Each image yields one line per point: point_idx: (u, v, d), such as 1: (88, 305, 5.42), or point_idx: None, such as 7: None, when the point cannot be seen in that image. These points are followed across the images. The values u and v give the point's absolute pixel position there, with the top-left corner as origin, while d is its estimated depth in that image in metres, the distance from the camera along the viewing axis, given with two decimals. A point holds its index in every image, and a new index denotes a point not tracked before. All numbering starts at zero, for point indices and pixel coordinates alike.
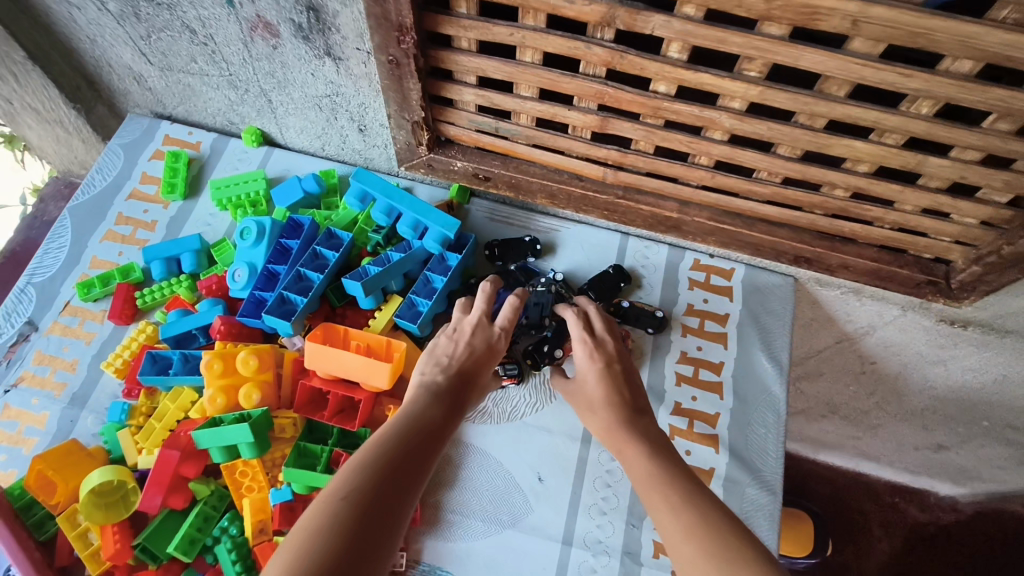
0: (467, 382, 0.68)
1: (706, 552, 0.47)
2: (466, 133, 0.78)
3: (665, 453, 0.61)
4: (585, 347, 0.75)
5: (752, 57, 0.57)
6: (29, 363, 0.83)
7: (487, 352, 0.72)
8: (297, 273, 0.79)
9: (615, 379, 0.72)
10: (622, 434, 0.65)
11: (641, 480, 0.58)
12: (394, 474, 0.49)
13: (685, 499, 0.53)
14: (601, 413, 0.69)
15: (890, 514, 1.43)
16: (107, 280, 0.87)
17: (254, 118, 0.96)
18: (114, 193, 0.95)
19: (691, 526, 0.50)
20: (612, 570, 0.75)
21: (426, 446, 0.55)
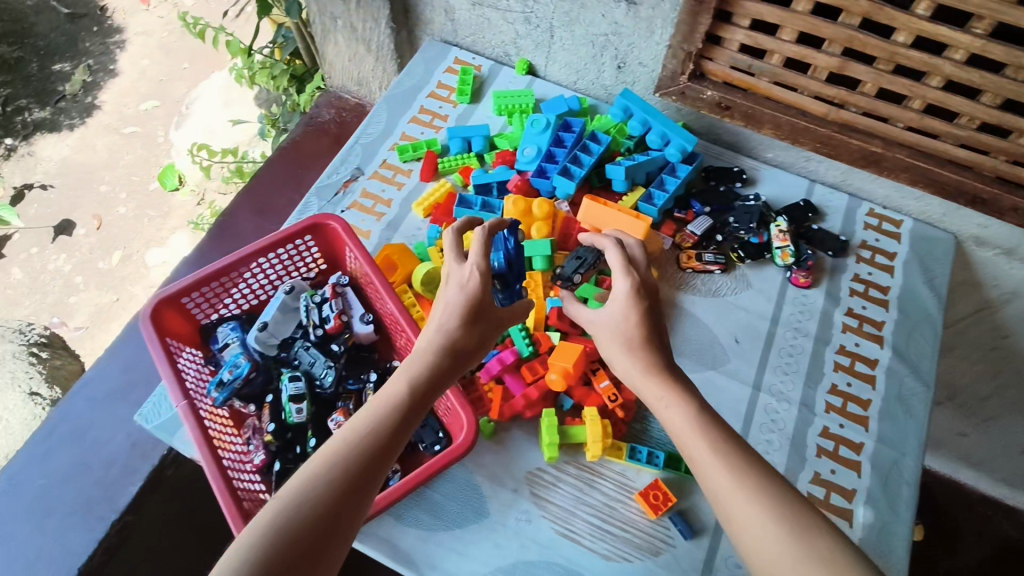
0: (459, 358, 0.74)
1: (773, 513, 0.59)
2: (721, 69, 1.02)
3: (711, 418, 0.70)
4: (628, 281, 0.79)
5: (984, 16, 0.80)
6: (358, 196, 1.12)
7: (469, 318, 0.75)
8: (574, 155, 1.06)
9: (645, 310, 0.79)
10: (664, 390, 0.73)
11: (690, 449, 0.67)
12: (347, 474, 0.60)
13: (741, 461, 0.64)
14: (639, 351, 0.76)
15: (985, 524, 1.54)
16: (417, 148, 1.15)
17: (529, 51, 1.24)
18: (417, 91, 1.24)
19: (752, 487, 0.62)
20: (791, 414, 0.96)
21: (387, 435, 0.64)
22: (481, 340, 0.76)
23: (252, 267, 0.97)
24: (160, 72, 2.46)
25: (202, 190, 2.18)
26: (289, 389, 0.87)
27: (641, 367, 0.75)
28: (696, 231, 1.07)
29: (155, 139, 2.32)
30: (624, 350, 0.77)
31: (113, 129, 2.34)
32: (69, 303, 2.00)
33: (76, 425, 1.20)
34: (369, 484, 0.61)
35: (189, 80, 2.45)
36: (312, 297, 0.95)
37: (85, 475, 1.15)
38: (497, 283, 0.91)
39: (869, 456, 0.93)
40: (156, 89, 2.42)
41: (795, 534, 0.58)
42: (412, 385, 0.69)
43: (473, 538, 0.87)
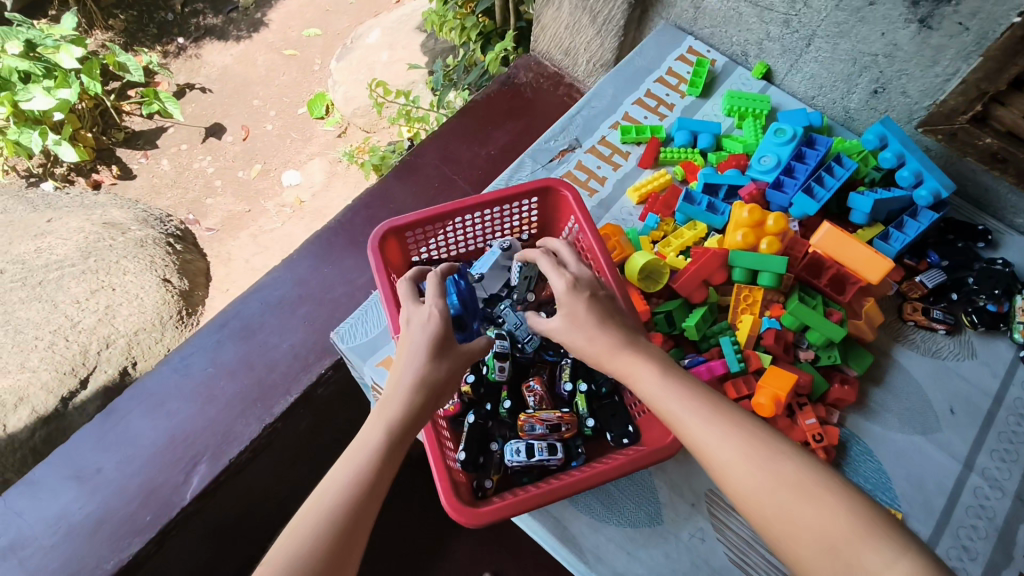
0: (434, 397, 0.68)
1: (750, 450, 0.60)
2: (1011, 119, 0.92)
3: (674, 372, 0.67)
4: (564, 278, 0.75)
5: None
6: (573, 166, 1.09)
7: (437, 353, 0.70)
8: (819, 175, 0.99)
9: (593, 297, 0.74)
10: (637, 353, 0.69)
11: (664, 411, 0.65)
12: (329, 546, 0.55)
13: (707, 404, 0.64)
14: (601, 339, 0.71)
15: None
16: (641, 131, 1.11)
17: (773, 56, 1.17)
18: (646, 74, 1.20)
19: (724, 430, 0.61)
20: (1004, 505, 0.87)
21: (375, 484, 0.60)
22: (451, 376, 0.70)
23: (461, 221, 0.95)
24: (329, 3, 2.54)
25: (345, 122, 2.22)
26: (494, 345, 0.85)
27: (605, 347, 0.70)
28: (927, 283, 0.99)
29: (310, 66, 2.39)
30: (585, 329, 0.72)
31: (281, 53, 2.42)
32: (206, 204, 2.06)
33: (246, 323, 1.22)
34: (353, 546, 0.57)
35: (353, 16, 2.51)
36: (527, 259, 0.91)
37: (248, 372, 1.17)
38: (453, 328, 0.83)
39: None
40: (320, 18, 2.51)
41: (773, 470, 0.58)
42: (388, 429, 0.64)
43: (644, 541, 0.83)
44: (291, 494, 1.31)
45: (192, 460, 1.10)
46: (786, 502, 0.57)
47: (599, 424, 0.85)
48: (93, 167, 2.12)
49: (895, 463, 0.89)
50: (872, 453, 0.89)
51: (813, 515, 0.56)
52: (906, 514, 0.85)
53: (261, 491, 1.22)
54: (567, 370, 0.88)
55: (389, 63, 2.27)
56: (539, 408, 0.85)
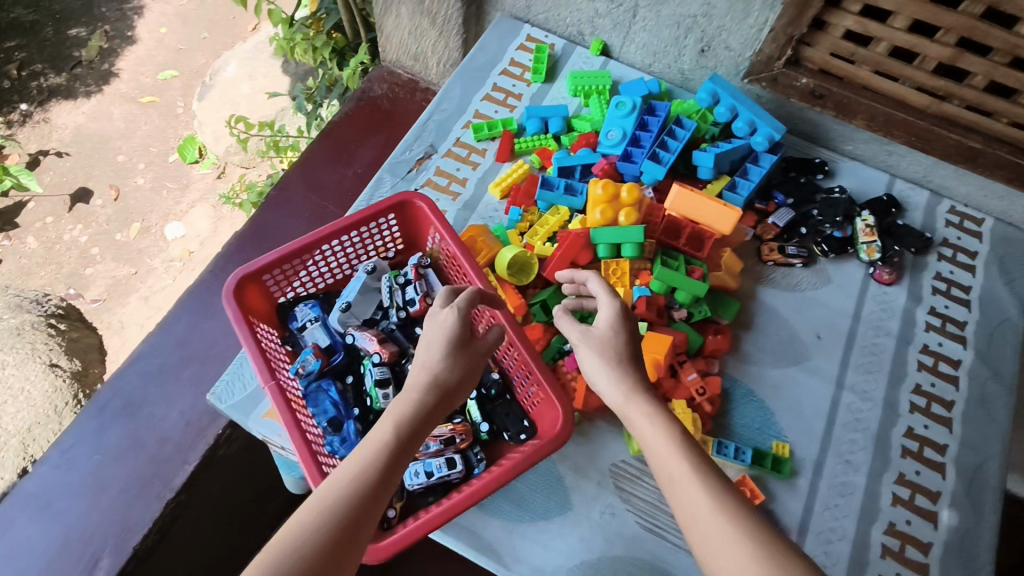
0: (448, 395, 0.66)
1: (741, 536, 0.57)
2: (819, 56, 0.99)
3: (693, 443, 0.65)
4: (615, 304, 0.75)
5: None
6: (433, 173, 1.08)
7: (455, 348, 0.69)
8: (662, 139, 1.03)
9: (633, 333, 0.75)
10: (653, 406, 0.69)
11: (666, 471, 0.63)
12: (330, 539, 0.53)
13: (717, 480, 0.61)
14: (624, 369, 0.72)
15: None
16: (493, 127, 1.12)
17: (606, 31, 1.21)
18: (490, 68, 1.20)
19: (730, 508, 0.59)
20: (875, 414, 0.95)
21: (374, 492, 0.57)
22: (464, 375, 0.68)
23: (319, 253, 0.92)
24: (179, 41, 2.38)
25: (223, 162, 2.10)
26: (374, 373, 0.82)
27: (623, 389, 0.71)
28: (778, 222, 1.05)
29: (174, 111, 2.24)
30: (609, 367, 0.72)
31: (133, 100, 2.26)
32: (86, 275, 1.93)
33: (128, 399, 1.15)
34: (348, 555, 0.53)
35: (206, 50, 2.37)
36: (394, 278, 0.91)
37: (139, 452, 1.10)
38: (332, 375, 0.86)
39: (954, 459, 0.92)
40: (173, 58, 2.35)
41: (770, 564, 0.55)
42: (395, 432, 0.61)
43: (559, 531, 0.84)
44: (219, 562, 1.25)
45: (92, 556, 1.03)
46: None
47: (493, 426, 0.86)
48: None
49: (775, 398, 0.95)
50: (754, 394, 0.95)
51: None
52: (792, 444, 0.92)
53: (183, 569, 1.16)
54: None
55: (251, 96, 2.18)
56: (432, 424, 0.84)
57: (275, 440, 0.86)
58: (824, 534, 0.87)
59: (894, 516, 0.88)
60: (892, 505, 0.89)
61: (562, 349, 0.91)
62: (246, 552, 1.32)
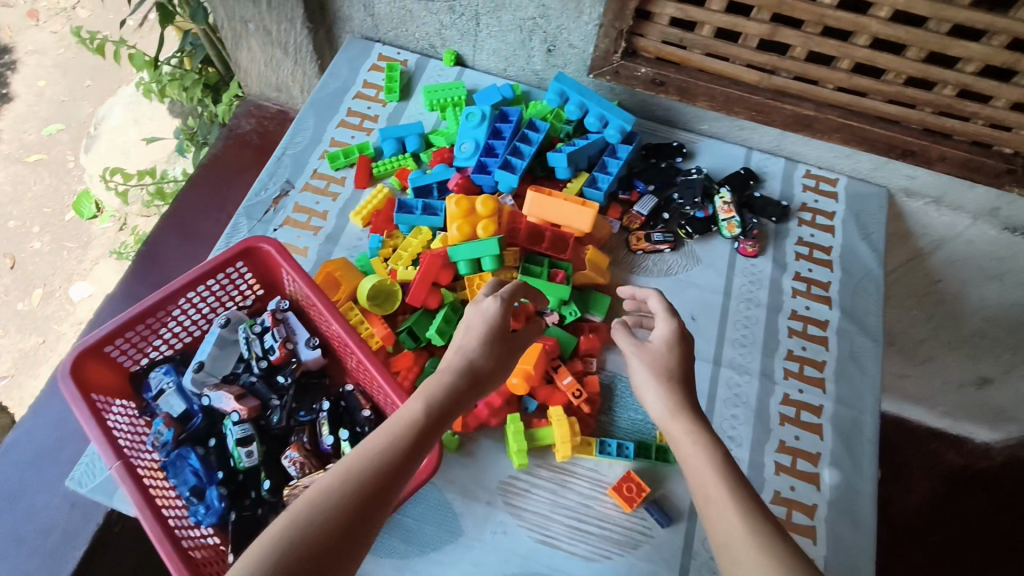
0: (478, 377, 0.70)
1: (768, 554, 0.58)
2: (653, 45, 1.01)
3: (734, 466, 0.67)
4: (674, 324, 0.81)
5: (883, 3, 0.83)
6: (291, 211, 1.06)
7: (492, 338, 0.73)
8: (514, 145, 1.02)
9: (687, 353, 0.79)
10: (697, 425, 0.71)
11: (706, 489, 0.65)
12: (355, 496, 0.57)
13: (751, 499, 0.63)
14: (670, 388, 0.76)
15: (930, 459, 1.90)
16: (349, 154, 1.10)
17: (455, 41, 1.20)
18: (343, 93, 1.18)
19: (757, 525, 0.60)
20: (753, 386, 0.97)
21: (400, 463, 0.61)
22: (495, 365, 0.72)
23: (166, 314, 0.87)
24: (61, 92, 2.23)
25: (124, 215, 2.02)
26: (235, 433, 0.80)
27: (670, 404, 0.74)
28: (642, 211, 1.06)
29: (65, 166, 2.11)
30: (656, 382, 0.76)
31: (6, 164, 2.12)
32: None
33: (5, 491, 1.08)
34: (373, 514, 0.57)
35: (93, 99, 2.23)
36: (251, 327, 0.88)
37: (22, 546, 1.04)
38: (192, 442, 0.82)
39: (830, 418, 0.95)
40: (58, 111, 2.19)
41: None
42: (426, 408, 0.66)
43: (450, 559, 0.83)
44: None
45: None
46: None
47: None
48: None
49: None
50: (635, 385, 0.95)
51: None
52: None
53: None
54: (325, 423, 0.84)
55: (132, 145, 2.08)
56: (303, 474, 0.80)
57: None
58: None
59: (779, 484, 0.90)
60: (775, 474, 0.91)
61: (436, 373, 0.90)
62: None
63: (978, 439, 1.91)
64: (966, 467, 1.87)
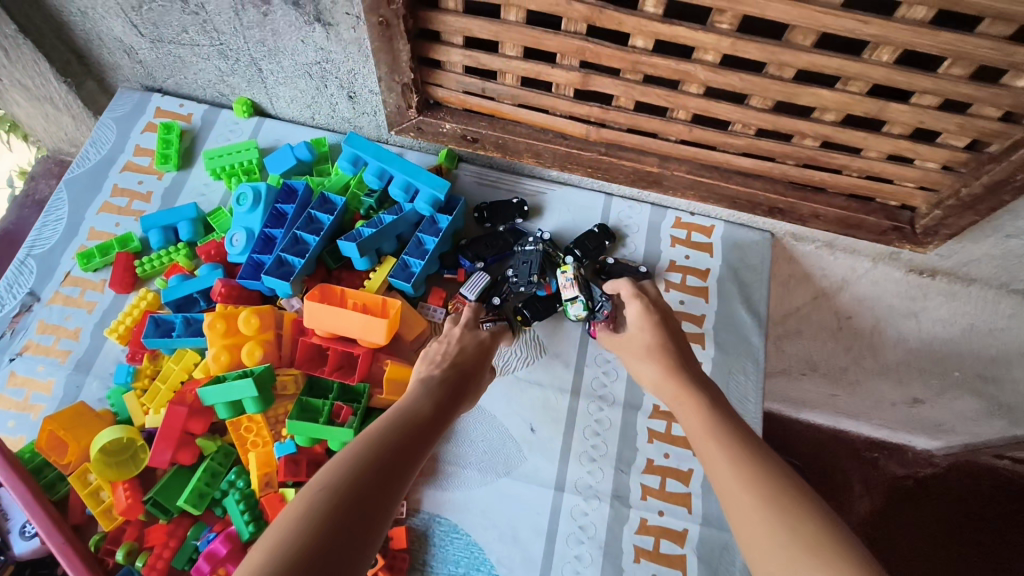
0: (463, 375, 0.71)
1: (750, 487, 0.52)
2: (454, 95, 0.80)
3: (732, 419, 0.62)
4: (639, 301, 0.79)
5: (707, 47, 0.63)
6: (33, 333, 0.85)
7: (479, 347, 0.75)
8: (293, 236, 0.82)
9: (666, 330, 0.77)
10: (687, 390, 0.67)
11: (695, 432, 0.62)
12: (390, 450, 0.53)
13: (740, 443, 0.57)
14: (653, 359, 0.74)
15: (870, 470, 1.44)
16: (107, 250, 0.89)
17: (244, 88, 0.98)
18: (109, 165, 0.97)
19: (749, 475, 0.53)
20: (603, 513, 0.79)
21: (418, 435, 0.58)
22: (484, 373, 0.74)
23: None
24: None
25: None
26: None
27: (665, 373, 0.72)
28: (470, 295, 0.86)
29: None
30: (646, 357, 0.75)
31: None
32: None
33: None
34: (401, 475, 0.52)
35: None
36: None
37: None
38: None
39: (695, 546, 0.77)
40: None
41: (768, 509, 0.49)
42: (433, 402, 0.64)
43: None
44: None
45: None
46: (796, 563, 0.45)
47: None
48: None
49: (483, 526, 0.78)
50: (458, 526, 0.78)
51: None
52: None
53: None
54: None
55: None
56: None
57: None
58: None
59: None
60: None
61: (198, 546, 0.72)
62: None
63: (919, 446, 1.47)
64: (910, 478, 1.42)
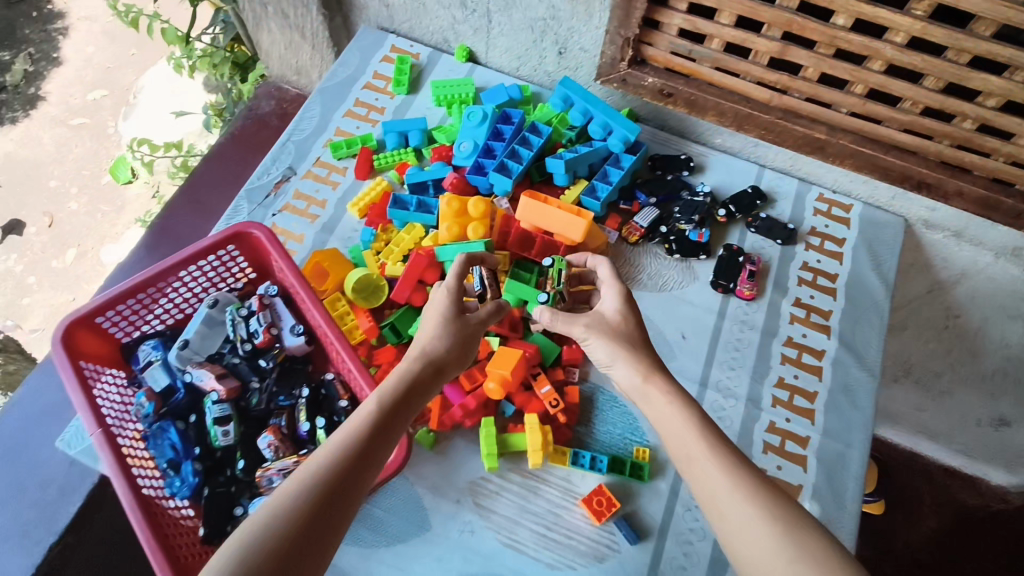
0: (442, 367, 0.74)
1: (758, 505, 0.60)
2: (661, 55, 0.98)
3: (716, 429, 0.68)
4: (616, 287, 0.82)
5: (899, 29, 0.80)
6: (291, 197, 1.08)
7: (452, 324, 0.76)
8: (513, 148, 1.02)
9: (638, 317, 0.80)
10: (674, 389, 0.73)
11: (685, 446, 0.67)
12: (331, 475, 0.58)
13: (732, 462, 0.64)
14: (639, 348, 0.77)
15: (942, 494, 1.51)
16: (352, 145, 1.10)
17: (468, 37, 1.18)
18: (352, 83, 1.18)
19: (748, 487, 0.62)
20: (738, 410, 0.95)
21: (369, 446, 0.63)
22: (455, 353, 0.76)
23: (176, 282, 0.92)
24: (107, 59, 2.12)
25: (155, 184, 1.94)
26: (213, 412, 0.83)
27: (640, 373, 0.75)
28: (643, 223, 1.04)
29: (102, 130, 2.03)
30: (620, 351, 0.77)
31: (8, 119, 2.01)
32: (21, 304, 1.76)
33: (9, 444, 1.16)
34: (344, 500, 0.58)
35: (132, 68, 2.13)
36: (237, 310, 0.90)
37: (20, 498, 1.11)
38: (172, 416, 0.86)
39: (816, 451, 0.92)
40: (99, 78, 2.09)
41: (783, 530, 0.58)
42: (391, 403, 0.67)
43: (415, 553, 0.86)
44: None
45: None
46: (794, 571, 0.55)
47: None
48: None
49: None
50: (617, 398, 0.94)
51: None
52: (654, 448, 0.91)
53: None
54: (303, 409, 0.86)
55: (150, 116, 2.03)
56: (277, 458, 0.83)
57: None
58: (684, 535, 0.87)
59: None
60: None
61: None
62: None
63: (994, 481, 1.53)
64: (983, 508, 1.49)
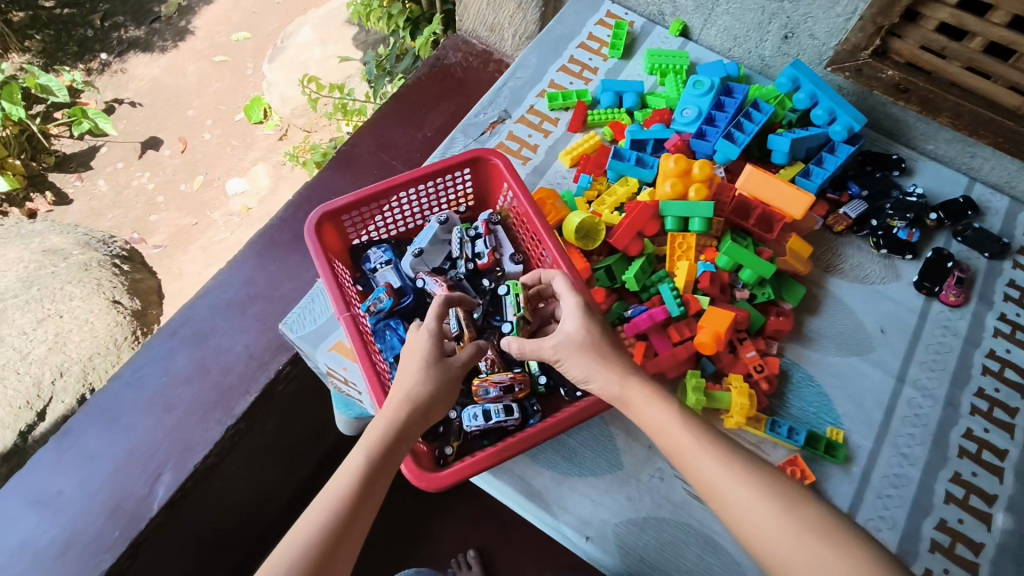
0: (429, 411, 0.72)
1: (757, 486, 0.61)
2: (908, 48, 0.98)
3: (694, 417, 0.69)
4: (575, 297, 0.77)
5: None
6: (505, 137, 1.11)
7: (434, 368, 0.74)
8: (738, 121, 1.03)
9: (601, 325, 0.76)
10: (653, 391, 0.71)
11: (674, 443, 0.67)
12: (311, 555, 0.58)
13: (722, 449, 0.65)
14: (610, 360, 0.73)
15: None
16: (567, 97, 1.13)
17: (687, 12, 1.20)
18: (568, 41, 1.22)
19: (742, 471, 0.63)
20: (936, 412, 0.94)
21: (352, 511, 0.62)
22: (442, 394, 0.74)
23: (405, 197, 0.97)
24: (253, 4, 2.27)
25: (285, 125, 2.01)
26: None
27: (620, 377, 0.72)
28: (851, 214, 1.04)
29: (242, 71, 2.14)
30: (592, 358, 0.73)
31: (159, 48, 2.18)
32: (150, 221, 1.85)
33: (198, 329, 1.22)
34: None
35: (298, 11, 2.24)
36: (465, 231, 0.95)
37: (203, 378, 1.18)
38: (401, 316, 0.92)
39: (1014, 464, 0.90)
40: (247, 21, 2.24)
41: (786, 509, 0.60)
42: (372, 456, 0.66)
43: (606, 488, 0.88)
44: (251, 506, 1.29)
45: (155, 470, 1.11)
46: (807, 543, 0.57)
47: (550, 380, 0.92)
48: (27, 196, 1.90)
49: (834, 385, 0.95)
50: (812, 377, 0.95)
51: (838, 561, 0.56)
52: (847, 431, 0.92)
53: (226, 489, 1.20)
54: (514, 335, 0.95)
55: (309, 57, 2.10)
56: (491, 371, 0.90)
57: (340, 373, 0.93)
58: (873, 521, 0.86)
59: (946, 513, 0.87)
60: (944, 502, 0.88)
61: (624, 315, 0.95)
62: (292, 492, 1.39)
63: None
64: None
